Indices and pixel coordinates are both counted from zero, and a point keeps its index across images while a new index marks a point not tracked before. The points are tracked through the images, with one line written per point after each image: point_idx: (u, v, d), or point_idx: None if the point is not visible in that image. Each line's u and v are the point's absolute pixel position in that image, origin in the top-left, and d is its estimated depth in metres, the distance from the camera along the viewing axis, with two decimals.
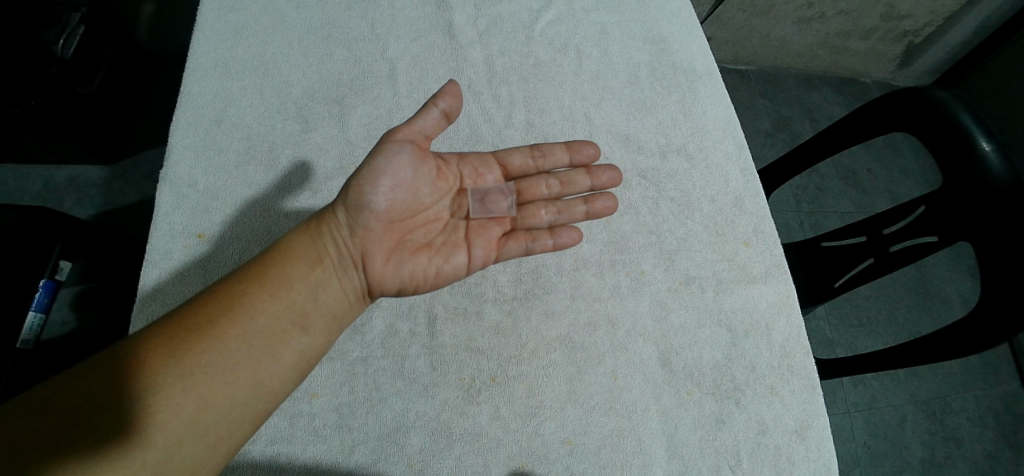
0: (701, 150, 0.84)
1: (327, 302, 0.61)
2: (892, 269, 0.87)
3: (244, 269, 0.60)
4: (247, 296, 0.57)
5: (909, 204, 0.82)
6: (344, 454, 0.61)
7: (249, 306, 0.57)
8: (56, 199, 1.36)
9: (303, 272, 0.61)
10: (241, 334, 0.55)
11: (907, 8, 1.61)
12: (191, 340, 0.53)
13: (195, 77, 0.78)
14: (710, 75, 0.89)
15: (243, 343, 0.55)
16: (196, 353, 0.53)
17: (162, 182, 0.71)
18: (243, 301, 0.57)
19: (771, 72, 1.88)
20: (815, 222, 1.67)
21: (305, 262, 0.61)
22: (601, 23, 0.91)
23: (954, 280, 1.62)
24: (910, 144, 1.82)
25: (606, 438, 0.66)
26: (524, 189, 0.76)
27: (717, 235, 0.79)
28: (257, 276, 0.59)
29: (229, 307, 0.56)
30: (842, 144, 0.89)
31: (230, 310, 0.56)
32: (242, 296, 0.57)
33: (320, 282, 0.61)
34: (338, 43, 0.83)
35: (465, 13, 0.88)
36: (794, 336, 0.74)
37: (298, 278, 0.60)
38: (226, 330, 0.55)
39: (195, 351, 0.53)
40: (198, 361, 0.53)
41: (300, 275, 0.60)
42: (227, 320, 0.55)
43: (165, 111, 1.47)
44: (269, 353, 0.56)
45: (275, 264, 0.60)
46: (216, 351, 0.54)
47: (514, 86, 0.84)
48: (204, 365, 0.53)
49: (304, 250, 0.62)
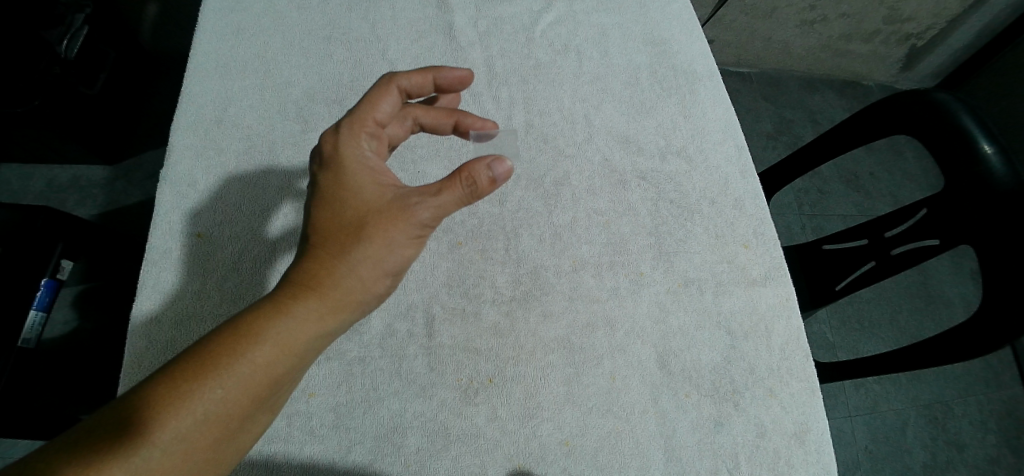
0: (700, 152, 0.84)
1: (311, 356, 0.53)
2: (892, 273, 0.87)
3: (244, 332, 0.49)
4: (245, 359, 0.48)
5: (910, 207, 0.82)
6: (341, 454, 0.61)
7: (244, 370, 0.48)
8: (59, 199, 1.40)
9: (310, 336, 0.52)
10: (232, 403, 0.47)
11: (910, 11, 1.61)
12: (178, 412, 0.45)
13: (197, 77, 0.79)
14: (710, 77, 0.89)
15: (234, 414, 0.47)
16: (180, 426, 0.45)
17: (162, 182, 0.71)
18: (235, 394, 0.47)
19: (772, 75, 1.88)
20: (816, 225, 1.67)
21: (313, 321, 0.52)
22: (601, 24, 0.92)
23: (955, 284, 1.61)
24: (912, 147, 1.82)
25: (604, 440, 0.66)
26: (358, 116, 0.60)
27: (717, 237, 0.79)
28: (257, 334, 0.49)
29: (224, 369, 0.47)
30: (842, 147, 0.89)
31: (225, 374, 0.47)
32: (240, 360, 0.48)
33: (316, 344, 0.53)
34: (339, 44, 0.83)
35: (465, 14, 0.88)
36: (793, 338, 0.74)
37: (290, 358, 0.50)
38: (218, 400, 0.46)
39: (181, 423, 0.45)
40: (188, 428, 0.45)
41: (307, 333, 0.51)
42: (218, 390, 0.46)
43: (165, 112, 1.51)
44: (251, 420, 0.49)
45: (279, 323, 0.50)
46: (200, 422, 0.45)
47: (514, 87, 0.84)
48: (186, 438, 0.45)
49: (301, 331, 0.51)
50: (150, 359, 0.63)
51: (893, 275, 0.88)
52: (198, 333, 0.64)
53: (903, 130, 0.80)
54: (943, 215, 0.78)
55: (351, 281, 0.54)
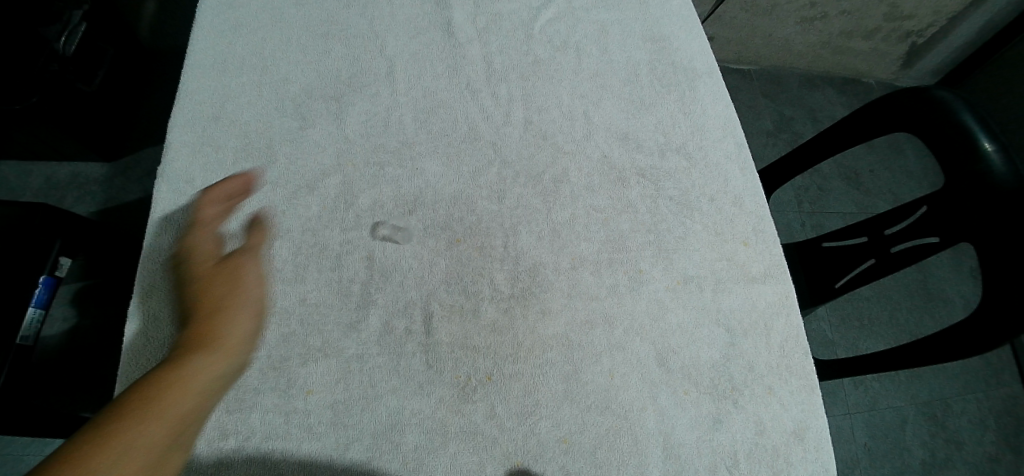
0: (700, 149, 0.84)
1: (221, 392, 0.54)
2: (892, 270, 0.87)
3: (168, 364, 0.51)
4: (175, 385, 0.49)
5: (910, 205, 0.82)
6: (339, 451, 0.61)
7: (172, 396, 0.49)
8: (58, 196, 1.40)
9: (221, 370, 0.54)
10: (165, 424, 0.47)
11: (910, 8, 1.60)
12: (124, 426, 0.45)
13: (194, 74, 0.78)
14: (710, 74, 0.89)
15: (169, 434, 0.47)
16: (128, 439, 0.44)
17: (160, 178, 0.71)
18: (172, 418, 0.48)
19: (772, 72, 1.88)
20: (816, 222, 1.67)
21: (221, 355, 0.54)
22: (601, 21, 0.91)
23: (954, 282, 1.61)
24: (912, 145, 1.82)
25: (603, 438, 0.66)
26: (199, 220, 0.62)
27: (716, 234, 0.79)
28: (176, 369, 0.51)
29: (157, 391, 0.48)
30: (843, 145, 0.89)
31: (159, 393, 0.48)
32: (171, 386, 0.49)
33: (224, 380, 0.54)
34: (337, 40, 0.83)
35: (464, 11, 0.88)
36: (793, 336, 0.74)
37: (206, 393, 0.52)
38: (154, 416, 0.47)
39: (125, 439, 0.44)
40: (128, 448, 0.44)
41: (217, 366, 0.53)
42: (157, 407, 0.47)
43: (163, 109, 1.52)
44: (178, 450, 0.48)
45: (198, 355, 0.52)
46: (141, 440, 0.45)
47: (512, 84, 0.83)
48: (132, 450, 0.44)
49: (215, 364, 0.53)
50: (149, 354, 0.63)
51: (893, 272, 0.88)
52: None
53: (903, 127, 0.80)
54: (943, 212, 0.78)
55: (245, 328, 0.57)
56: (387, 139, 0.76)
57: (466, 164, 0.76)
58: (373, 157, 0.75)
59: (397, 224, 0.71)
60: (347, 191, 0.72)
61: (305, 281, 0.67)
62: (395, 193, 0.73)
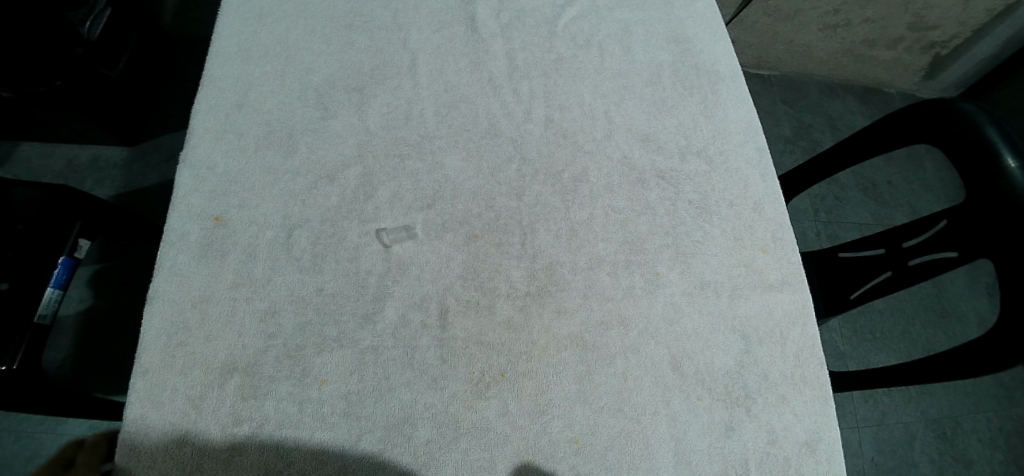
0: (721, 153, 0.83)
1: None
2: (909, 284, 0.86)
3: None
4: None
5: (929, 218, 0.81)
6: (351, 442, 0.61)
7: None
8: (77, 178, 1.43)
9: None
10: None
11: (935, 19, 1.57)
12: None
13: (218, 61, 0.79)
14: (733, 78, 0.88)
15: None
16: None
17: (181, 164, 0.71)
18: None
19: (792, 78, 1.86)
20: (831, 232, 1.65)
21: None
22: (624, 21, 0.90)
23: (970, 298, 1.59)
24: (931, 158, 1.79)
25: (614, 440, 0.65)
26: None
27: (734, 240, 0.78)
28: None
29: None
30: (862, 156, 0.89)
31: None
32: None
33: None
34: (360, 31, 0.83)
35: (488, 6, 0.87)
36: (808, 346, 0.73)
37: None
38: None
39: None
40: None
41: None
42: None
43: (183, 97, 1.56)
44: None
45: None
46: None
47: (534, 81, 0.83)
48: None
49: None
50: (167, 338, 0.63)
51: (909, 285, 0.87)
52: (214, 316, 0.64)
53: (924, 139, 0.79)
54: (963, 228, 0.76)
55: None
56: (407, 133, 0.76)
57: (486, 160, 0.76)
58: (393, 149, 0.75)
59: (415, 218, 0.71)
60: (367, 184, 0.72)
61: (323, 271, 0.67)
62: (414, 186, 0.73)
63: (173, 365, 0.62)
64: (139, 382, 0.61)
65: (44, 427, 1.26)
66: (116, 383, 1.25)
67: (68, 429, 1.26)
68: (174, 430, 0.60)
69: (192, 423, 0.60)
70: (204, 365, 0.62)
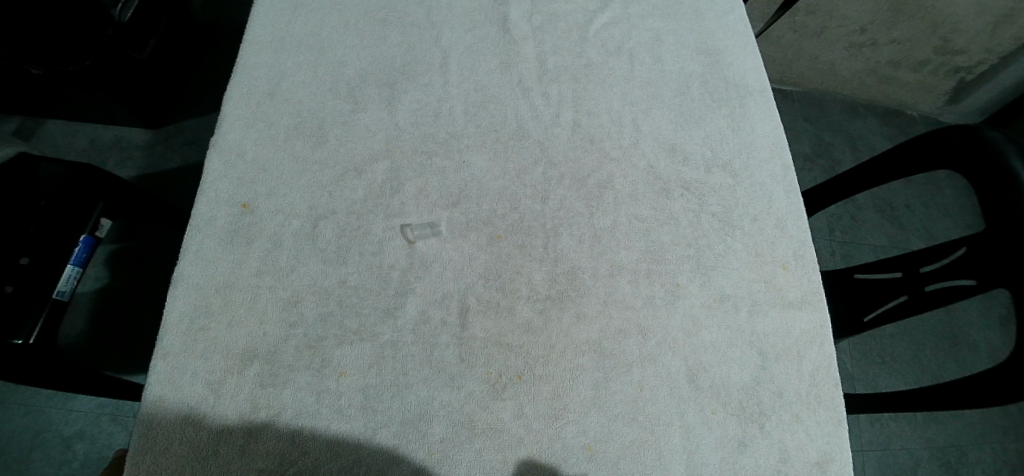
0: (747, 168, 0.82)
1: None
2: (926, 309, 0.85)
3: None
4: None
5: (949, 244, 0.80)
6: (367, 435, 0.61)
7: None
8: (101, 158, 1.45)
9: None
10: None
11: (963, 43, 1.55)
12: None
13: (252, 49, 0.79)
14: (762, 92, 0.88)
15: None
16: None
17: (212, 149, 0.72)
18: None
19: (814, 95, 1.85)
20: (846, 252, 1.64)
21: None
22: (655, 30, 0.90)
23: (985, 327, 1.56)
24: (951, 183, 1.77)
25: (626, 449, 0.65)
26: None
27: (756, 255, 0.77)
28: None
29: None
30: (889, 176, 0.90)
31: None
32: None
33: None
34: (393, 27, 0.83)
35: (521, 8, 0.88)
36: (824, 366, 0.72)
37: None
38: None
39: None
40: None
41: None
42: None
43: (209, 83, 1.58)
44: None
45: None
46: None
47: (563, 85, 0.82)
48: None
49: None
50: (189, 321, 0.64)
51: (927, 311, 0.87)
52: (236, 301, 0.65)
53: (953, 166, 0.79)
54: (982, 256, 0.76)
55: None
56: (436, 130, 0.76)
57: (512, 162, 0.76)
58: (421, 146, 0.75)
59: (440, 215, 0.71)
60: (394, 178, 0.72)
61: (346, 263, 0.67)
62: (440, 184, 0.73)
63: (194, 349, 0.63)
64: (160, 363, 0.62)
65: (54, 402, 1.27)
66: (125, 362, 1.26)
67: (77, 406, 1.27)
68: (193, 413, 0.60)
69: (210, 407, 0.61)
70: (224, 350, 0.63)
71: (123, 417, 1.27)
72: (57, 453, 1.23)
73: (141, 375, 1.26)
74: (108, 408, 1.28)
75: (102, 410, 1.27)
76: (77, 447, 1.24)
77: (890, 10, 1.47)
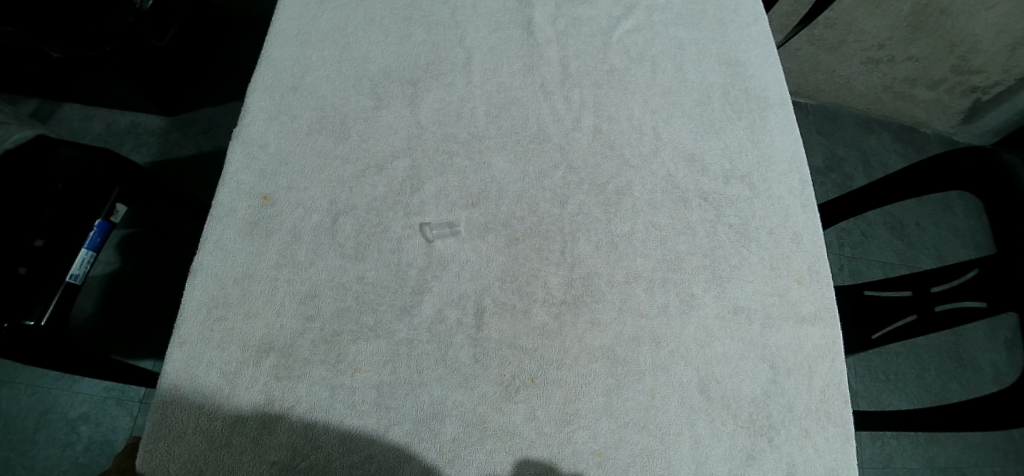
0: (765, 181, 0.81)
1: None
2: (936, 329, 0.85)
3: None
4: None
5: (961, 265, 0.80)
6: (380, 432, 0.61)
7: None
8: (117, 142, 1.46)
9: None
10: None
11: (980, 62, 1.53)
12: None
13: (277, 42, 0.80)
14: (782, 105, 0.86)
15: None
16: None
17: (235, 140, 0.73)
18: None
19: (829, 109, 1.85)
20: (854, 267, 1.63)
21: None
22: (678, 38, 0.90)
23: (993, 349, 1.55)
24: (962, 202, 1.75)
25: (636, 457, 0.65)
26: None
27: (771, 268, 0.76)
28: None
29: None
30: (903, 195, 0.89)
31: None
32: None
33: None
34: (418, 25, 0.84)
35: (546, 12, 0.88)
36: (835, 382, 0.71)
37: None
38: None
39: None
40: None
41: None
42: None
43: (227, 73, 1.58)
44: None
45: None
46: None
47: (585, 90, 0.82)
48: None
49: None
50: (206, 311, 0.64)
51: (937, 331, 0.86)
52: (255, 292, 0.65)
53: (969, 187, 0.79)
54: (993, 279, 0.75)
55: None
56: (457, 130, 0.76)
57: (533, 165, 0.76)
58: (443, 145, 0.75)
59: (459, 215, 0.71)
60: (414, 177, 0.73)
61: (365, 259, 0.68)
62: (460, 184, 0.73)
63: (210, 338, 0.63)
64: (176, 352, 0.62)
65: (60, 384, 1.28)
66: (131, 347, 1.27)
67: (83, 389, 1.28)
68: (208, 402, 0.61)
69: (226, 396, 0.61)
70: (241, 341, 0.63)
71: (128, 402, 1.27)
72: (61, 434, 1.24)
73: (146, 361, 1.26)
74: (113, 392, 1.28)
75: (107, 394, 1.28)
76: (81, 429, 1.24)
77: (909, 28, 1.47)
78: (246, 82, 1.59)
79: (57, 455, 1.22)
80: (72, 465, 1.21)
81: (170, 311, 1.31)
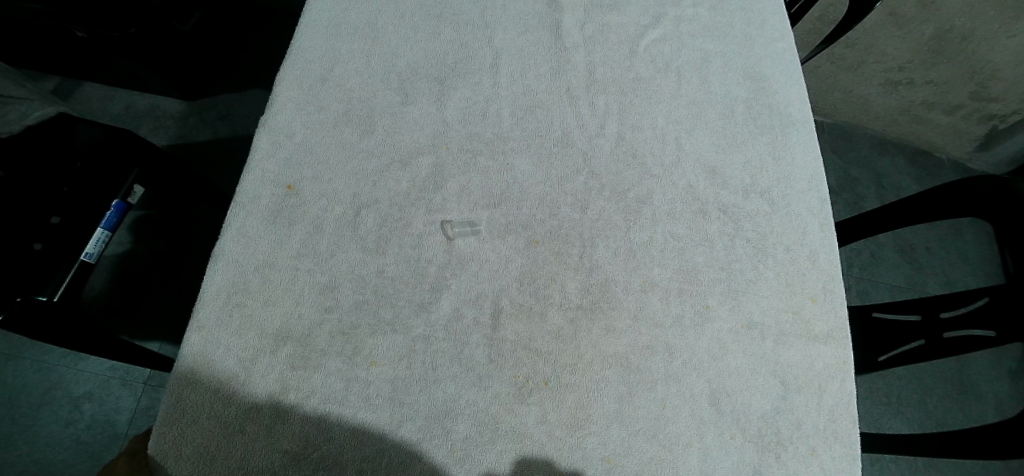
0: (784, 197, 0.80)
1: None
2: (942, 355, 0.84)
3: None
4: None
5: (971, 294, 0.79)
6: (392, 426, 0.61)
7: None
8: (135, 123, 1.48)
9: None
10: None
11: (998, 90, 1.51)
12: None
13: (307, 33, 0.81)
14: (805, 123, 0.85)
15: None
16: None
17: (262, 128, 0.73)
18: None
19: (844, 128, 1.85)
20: (861, 289, 1.64)
21: None
22: (704, 50, 0.89)
23: (998, 379, 1.53)
24: (974, 229, 1.74)
25: (644, 465, 0.64)
26: None
27: (785, 285, 0.75)
28: None
29: None
30: (918, 218, 0.89)
31: None
32: None
33: None
34: (448, 24, 0.84)
35: (574, 17, 0.88)
36: (844, 403, 0.70)
37: None
38: None
39: None
40: None
41: None
42: None
43: (249, 62, 1.59)
44: None
45: None
46: None
47: (610, 97, 0.83)
48: None
49: None
50: (226, 296, 0.65)
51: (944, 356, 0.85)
52: (275, 281, 0.66)
53: (984, 215, 0.78)
54: (1001, 309, 0.74)
55: None
56: (482, 129, 0.77)
57: (555, 169, 0.76)
58: (467, 144, 0.75)
59: (480, 215, 0.71)
60: (436, 174, 0.73)
61: (385, 254, 0.68)
62: (482, 184, 0.73)
63: (228, 324, 0.64)
64: (195, 336, 0.63)
65: (66, 361, 1.28)
66: (138, 328, 1.27)
67: (88, 367, 1.28)
68: (225, 387, 0.62)
69: (241, 382, 0.62)
70: (260, 328, 0.64)
71: (132, 382, 1.28)
72: (64, 411, 1.24)
73: (152, 342, 1.26)
74: (118, 372, 1.28)
75: (112, 373, 1.28)
76: (85, 407, 1.25)
77: (929, 52, 1.47)
78: (270, 72, 1.60)
79: (58, 433, 1.22)
80: (74, 442, 1.22)
81: (179, 294, 1.31)
